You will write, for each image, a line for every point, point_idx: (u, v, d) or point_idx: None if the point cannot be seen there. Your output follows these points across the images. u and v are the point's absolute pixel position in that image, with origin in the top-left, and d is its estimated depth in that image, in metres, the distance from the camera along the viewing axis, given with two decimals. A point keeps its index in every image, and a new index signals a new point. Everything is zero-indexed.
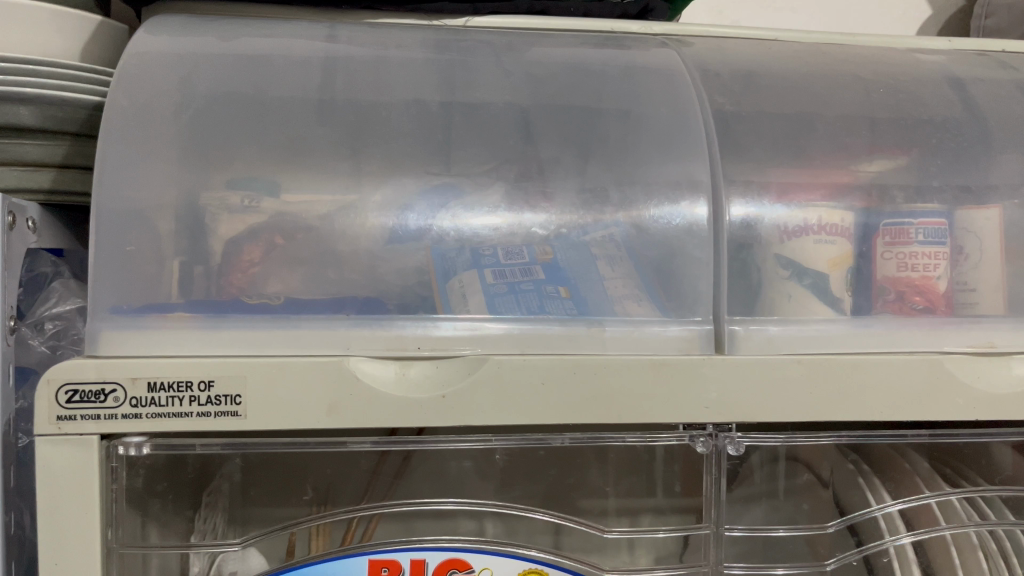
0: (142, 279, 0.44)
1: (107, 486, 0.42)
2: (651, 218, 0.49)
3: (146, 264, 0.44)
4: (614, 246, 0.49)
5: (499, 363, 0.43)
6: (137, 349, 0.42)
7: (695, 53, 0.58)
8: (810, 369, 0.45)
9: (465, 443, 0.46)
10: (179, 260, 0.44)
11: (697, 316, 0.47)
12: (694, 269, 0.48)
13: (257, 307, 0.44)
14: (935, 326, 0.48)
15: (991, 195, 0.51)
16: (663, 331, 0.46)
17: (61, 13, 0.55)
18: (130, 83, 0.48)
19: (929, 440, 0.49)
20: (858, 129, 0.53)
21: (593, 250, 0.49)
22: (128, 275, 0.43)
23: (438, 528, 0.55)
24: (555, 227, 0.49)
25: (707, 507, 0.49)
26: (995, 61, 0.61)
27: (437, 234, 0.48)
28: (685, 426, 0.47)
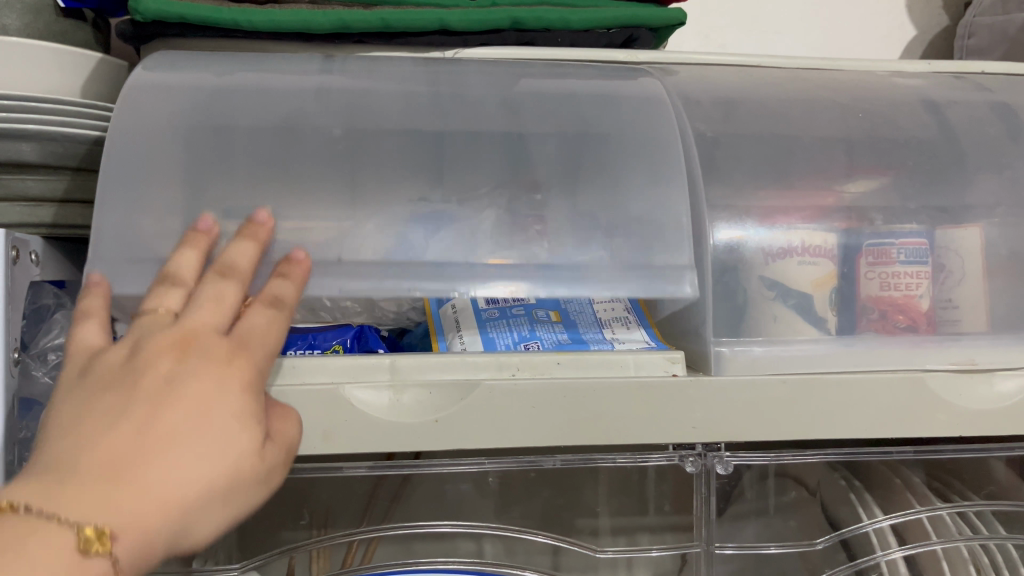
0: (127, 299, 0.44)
1: None
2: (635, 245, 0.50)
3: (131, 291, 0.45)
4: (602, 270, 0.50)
5: (490, 389, 0.44)
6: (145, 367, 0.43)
7: (678, 81, 0.60)
8: (794, 389, 0.46)
9: (459, 467, 0.47)
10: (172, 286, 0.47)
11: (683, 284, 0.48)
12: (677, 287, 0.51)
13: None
14: (919, 343, 0.49)
15: (968, 214, 0.53)
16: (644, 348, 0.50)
17: (60, 52, 0.56)
18: (131, 106, 0.50)
19: (913, 456, 0.50)
20: (837, 152, 0.54)
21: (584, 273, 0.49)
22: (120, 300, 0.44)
23: (436, 550, 0.56)
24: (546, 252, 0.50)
25: (697, 526, 0.50)
26: (972, 83, 0.62)
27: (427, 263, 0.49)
28: (674, 446, 0.49)
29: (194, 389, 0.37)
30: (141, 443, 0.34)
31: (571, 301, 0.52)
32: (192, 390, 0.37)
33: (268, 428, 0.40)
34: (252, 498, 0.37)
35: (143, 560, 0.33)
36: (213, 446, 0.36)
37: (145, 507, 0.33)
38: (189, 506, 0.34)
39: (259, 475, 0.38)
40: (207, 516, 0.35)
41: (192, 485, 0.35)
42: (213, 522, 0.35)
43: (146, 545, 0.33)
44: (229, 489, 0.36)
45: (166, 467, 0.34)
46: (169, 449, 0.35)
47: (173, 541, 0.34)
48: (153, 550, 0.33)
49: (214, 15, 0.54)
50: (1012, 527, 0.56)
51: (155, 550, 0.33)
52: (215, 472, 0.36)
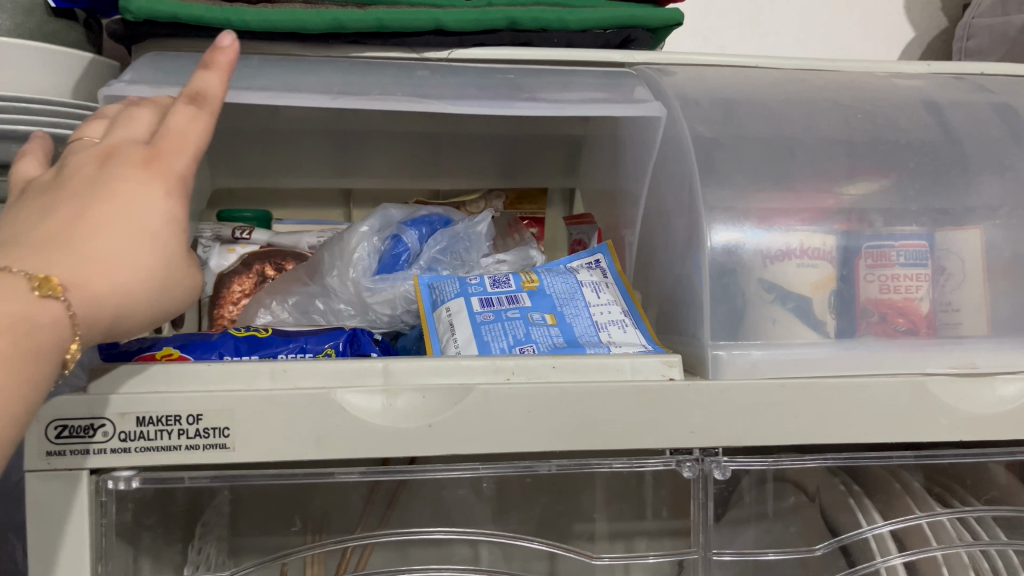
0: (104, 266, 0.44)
1: (96, 521, 0.42)
2: None
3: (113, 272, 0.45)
4: None
5: (485, 393, 0.44)
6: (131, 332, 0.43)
7: (675, 83, 0.58)
8: (793, 393, 0.46)
9: (453, 473, 0.46)
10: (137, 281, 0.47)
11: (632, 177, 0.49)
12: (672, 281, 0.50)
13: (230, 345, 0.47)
14: (918, 347, 0.49)
15: (969, 216, 0.52)
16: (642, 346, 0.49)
17: (51, 53, 0.56)
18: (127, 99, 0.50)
19: (914, 461, 0.50)
20: (837, 153, 0.53)
21: None
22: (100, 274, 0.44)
23: (431, 556, 0.55)
24: None
25: (694, 532, 0.50)
26: (972, 84, 0.61)
27: None
28: (671, 452, 0.48)
29: (115, 185, 0.36)
30: (70, 224, 0.35)
31: (567, 303, 0.52)
32: (112, 180, 0.37)
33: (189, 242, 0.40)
34: (184, 292, 0.38)
35: (89, 332, 0.34)
36: (134, 214, 0.36)
37: (89, 277, 0.34)
38: (128, 266, 0.35)
39: (185, 289, 0.38)
40: (144, 267, 0.36)
41: (127, 241, 0.35)
42: (148, 280, 0.36)
43: (89, 323, 0.34)
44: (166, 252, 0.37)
45: (98, 245, 0.35)
46: (98, 221, 0.35)
47: (115, 318, 0.35)
48: (95, 324, 0.34)
49: (206, 14, 0.54)
50: (1014, 532, 0.55)
51: (98, 329, 0.34)
52: (150, 251, 0.36)
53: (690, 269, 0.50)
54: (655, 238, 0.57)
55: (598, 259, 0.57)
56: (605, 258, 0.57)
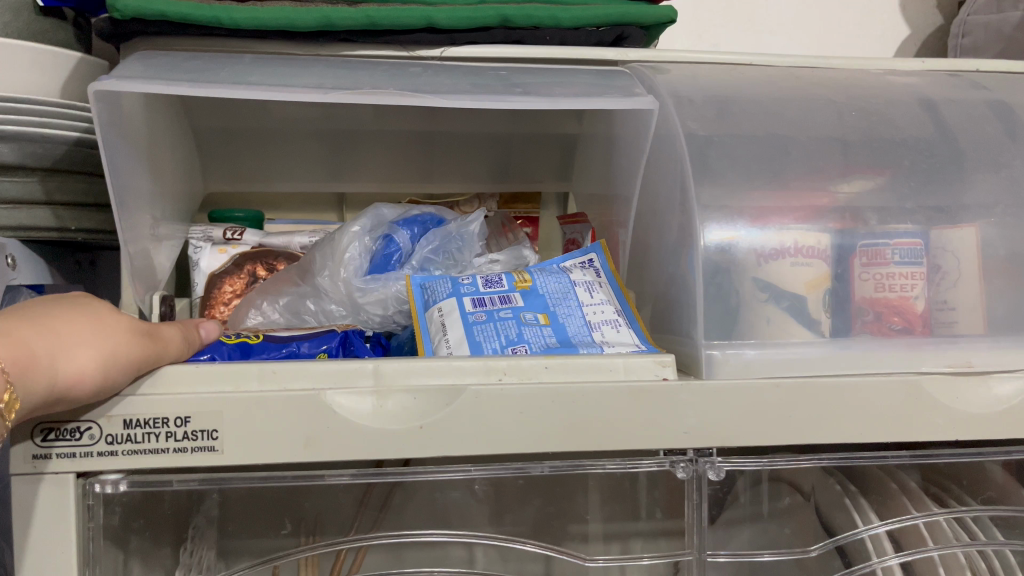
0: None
1: (83, 524, 0.42)
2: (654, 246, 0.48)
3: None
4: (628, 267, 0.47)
5: (476, 394, 0.43)
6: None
7: (669, 79, 0.58)
8: (788, 393, 0.45)
9: (445, 474, 0.46)
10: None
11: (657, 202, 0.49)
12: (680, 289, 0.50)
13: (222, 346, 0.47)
14: (914, 346, 0.48)
15: (964, 214, 0.52)
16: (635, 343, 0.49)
17: (39, 52, 0.55)
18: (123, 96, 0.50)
19: (910, 461, 0.49)
20: (831, 151, 0.53)
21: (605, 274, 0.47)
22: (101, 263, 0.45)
23: (426, 557, 0.55)
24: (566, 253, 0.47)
25: (689, 532, 0.50)
26: (968, 81, 0.61)
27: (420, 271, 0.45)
28: (665, 452, 0.47)
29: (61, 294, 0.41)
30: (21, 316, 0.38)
31: (560, 303, 0.51)
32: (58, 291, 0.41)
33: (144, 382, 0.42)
34: (123, 339, 0.40)
35: (26, 380, 0.36)
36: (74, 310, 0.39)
37: (10, 333, 0.36)
38: (47, 327, 0.38)
39: (133, 342, 0.40)
40: (69, 333, 0.38)
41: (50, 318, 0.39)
42: (72, 336, 0.38)
43: (23, 367, 0.36)
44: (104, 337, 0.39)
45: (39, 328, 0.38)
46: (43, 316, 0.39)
47: (51, 366, 0.37)
48: (32, 371, 0.36)
49: (194, 12, 0.53)
50: (1012, 532, 0.55)
51: (37, 374, 0.36)
52: (72, 321, 0.39)
53: (684, 269, 0.50)
54: (650, 237, 0.57)
55: (592, 259, 0.57)
56: (598, 258, 0.57)
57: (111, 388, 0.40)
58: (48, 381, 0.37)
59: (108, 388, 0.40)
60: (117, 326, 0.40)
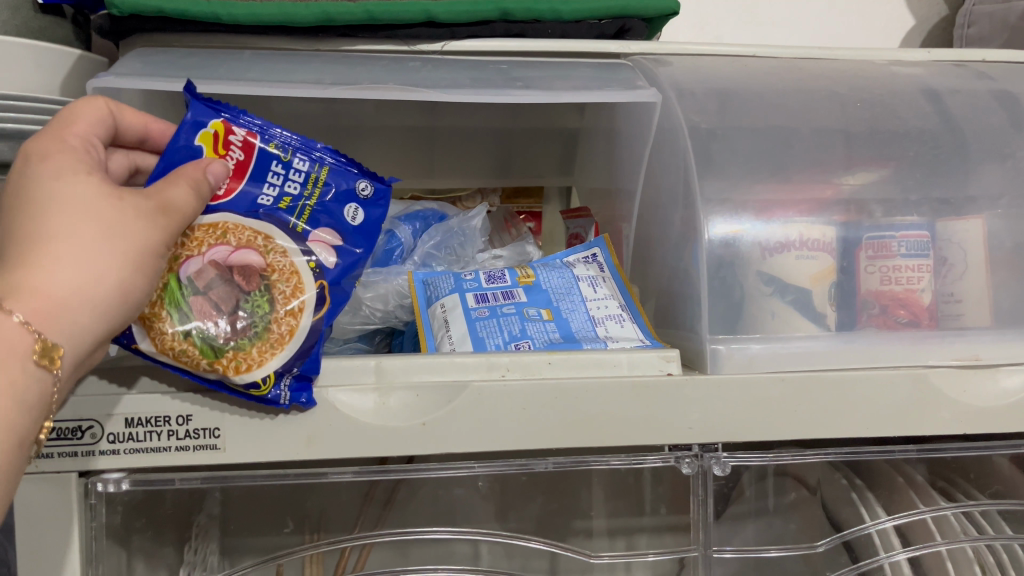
0: (258, 203, 0.44)
1: (86, 524, 0.42)
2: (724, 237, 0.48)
3: (266, 203, 0.44)
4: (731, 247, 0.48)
5: (478, 390, 0.43)
6: (185, 304, 0.40)
7: (671, 72, 0.57)
8: (792, 388, 0.45)
9: (448, 472, 0.46)
10: (365, 179, 0.47)
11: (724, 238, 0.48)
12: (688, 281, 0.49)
13: (310, 336, 0.42)
14: (920, 341, 0.48)
15: (971, 206, 0.51)
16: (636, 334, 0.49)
17: (39, 49, 0.55)
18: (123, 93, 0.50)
19: (917, 455, 0.49)
20: (836, 143, 0.52)
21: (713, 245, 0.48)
22: (249, 211, 0.43)
23: (431, 554, 0.54)
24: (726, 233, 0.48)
25: (695, 529, 0.49)
26: (973, 72, 0.60)
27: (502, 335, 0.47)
28: (670, 448, 0.47)
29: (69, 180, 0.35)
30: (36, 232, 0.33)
31: (563, 298, 0.51)
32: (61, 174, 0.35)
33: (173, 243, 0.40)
34: (148, 230, 0.36)
35: (66, 325, 0.33)
36: (89, 218, 0.34)
37: (32, 269, 0.33)
38: (84, 251, 0.34)
39: (155, 222, 0.37)
40: (94, 248, 0.34)
41: (66, 233, 0.34)
42: (109, 257, 0.34)
43: (50, 318, 0.33)
44: (129, 254, 0.35)
45: (61, 255, 0.33)
46: (61, 232, 0.34)
47: (83, 300, 0.34)
48: (60, 314, 0.33)
49: (191, 8, 0.53)
50: (1019, 526, 0.54)
51: (76, 315, 0.34)
52: (92, 228, 0.34)
53: (688, 262, 0.50)
54: (653, 231, 0.56)
55: (595, 254, 0.57)
56: (601, 252, 0.57)
57: (142, 294, 0.37)
58: (88, 318, 0.34)
59: (141, 293, 0.37)
60: (140, 223, 0.36)
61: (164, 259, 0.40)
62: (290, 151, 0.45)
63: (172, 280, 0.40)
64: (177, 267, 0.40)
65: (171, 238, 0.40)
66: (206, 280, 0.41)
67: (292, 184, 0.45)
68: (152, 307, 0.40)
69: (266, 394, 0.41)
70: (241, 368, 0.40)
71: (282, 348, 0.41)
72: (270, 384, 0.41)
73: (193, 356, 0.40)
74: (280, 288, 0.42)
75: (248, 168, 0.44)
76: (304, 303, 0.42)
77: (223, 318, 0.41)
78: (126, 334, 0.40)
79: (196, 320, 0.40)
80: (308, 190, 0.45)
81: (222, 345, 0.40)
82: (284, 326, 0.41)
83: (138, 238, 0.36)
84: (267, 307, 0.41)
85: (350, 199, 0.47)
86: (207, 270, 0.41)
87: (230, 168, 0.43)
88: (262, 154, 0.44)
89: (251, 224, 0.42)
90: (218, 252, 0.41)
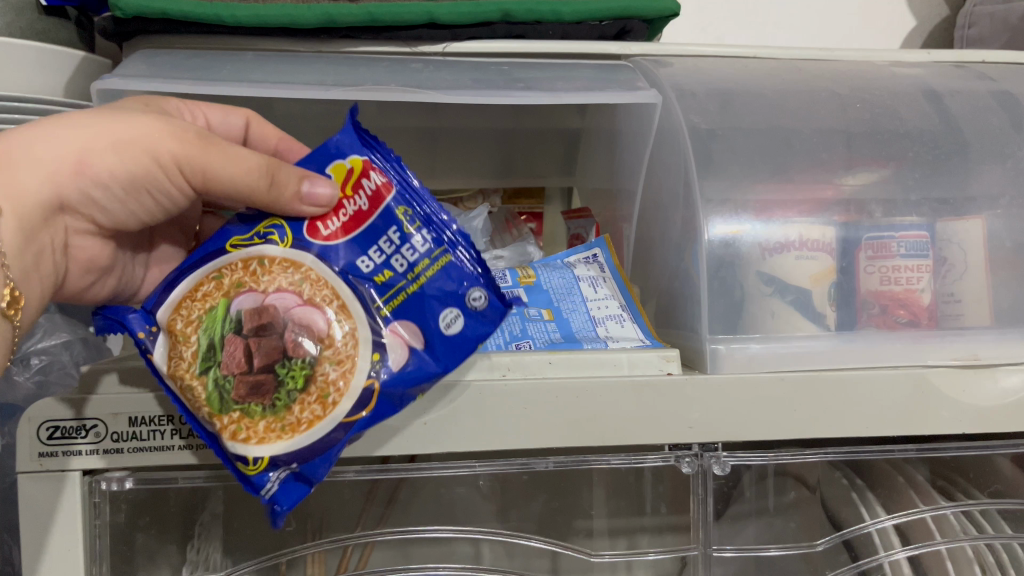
0: (354, 265, 0.42)
1: (90, 522, 0.43)
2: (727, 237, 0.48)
3: (362, 269, 0.42)
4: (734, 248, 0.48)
5: (479, 389, 0.43)
6: (222, 339, 0.41)
7: (672, 73, 0.57)
8: (791, 387, 0.45)
9: (449, 470, 0.46)
10: (482, 288, 0.43)
11: (723, 238, 0.48)
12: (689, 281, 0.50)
13: (324, 442, 0.40)
14: (919, 341, 0.48)
15: (970, 206, 0.51)
16: (635, 332, 0.49)
17: (43, 51, 0.56)
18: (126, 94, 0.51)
19: (916, 455, 0.49)
20: (835, 144, 0.53)
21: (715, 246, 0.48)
22: (341, 270, 0.42)
23: (433, 554, 0.54)
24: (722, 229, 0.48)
25: (695, 529, 0.50)
26: (974, 73, 0.61)
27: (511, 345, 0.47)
28: (671, 446, 0.48)
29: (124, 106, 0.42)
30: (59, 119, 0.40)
31: (564, 298, 0.52)
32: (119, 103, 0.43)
33: (206, 190, 0.42)
34: (139, 131, 0.40)
35: (8, 176, 0.38)
36: (101, 120, 0.40)
37: (21, 130, 0.39)
38: (57, 123, 0.39)
39: (175, 143, 0.40)
40: (82, 137, 0.39)
41: (67, 114, 0.40)
42: (75, 133, 0.39)
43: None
44: (117, 154, 0.40)
45: (51, 135, 0.39)
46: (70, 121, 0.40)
47: (43, 164, 0.39)
48: (10, 168, 0.38)
49: (195, 10, 0.53)
50: (1020, 525, 0.54)
51: (23, 170, 0.38)
52: (91, 123, 0.40)
53: (688, 262, 0.50)
54: (654, 232, 0.57)
55: (596, 254, 0.57)
56: (602, 253, 0.57)
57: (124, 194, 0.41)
58: (34, 177, 0.39)
59: (118, 189, 0.41)
60: (153, 137, 0.40)
61: (227, 284, 0.42)
62: (415, 224, 0.43)
63: (222, 305, 0.41)
64: (232, 296, 0.41)
65: (244, 263, 0.42)
66: (255, 325, 0.41)
67: (399, 259, 0.43)
68: (189, 327, 0.41)
69: (253, 476, 0.40)
70: (237, 436, 0.40)
71: (289, 435, 0.40)
72: (258, 469, 0.40)
73: (198, 396, 0.40)
74: (324, 369, 0.41)
75: (366, 218, 0.43)
76: (339, 400, 0.40)
77: (248, 374, 0.40)
78: (147, 340, 0.41)
79: (223, 362, 0.40)
80: (411, 274, 0.43)
81: (233, 402, 0.40)
82: (305, 414, 0.40)
83: (140, 146, 0.40)
84: (299, 386, 0.40)
85: (454, 302, 0.42)
86: (260, 313, 0.41)
87: (348, 216, 0.43)
88: (388, 214, 0.43)
89: (334, 285, 0.42)
90: (281, 300, 0.41)
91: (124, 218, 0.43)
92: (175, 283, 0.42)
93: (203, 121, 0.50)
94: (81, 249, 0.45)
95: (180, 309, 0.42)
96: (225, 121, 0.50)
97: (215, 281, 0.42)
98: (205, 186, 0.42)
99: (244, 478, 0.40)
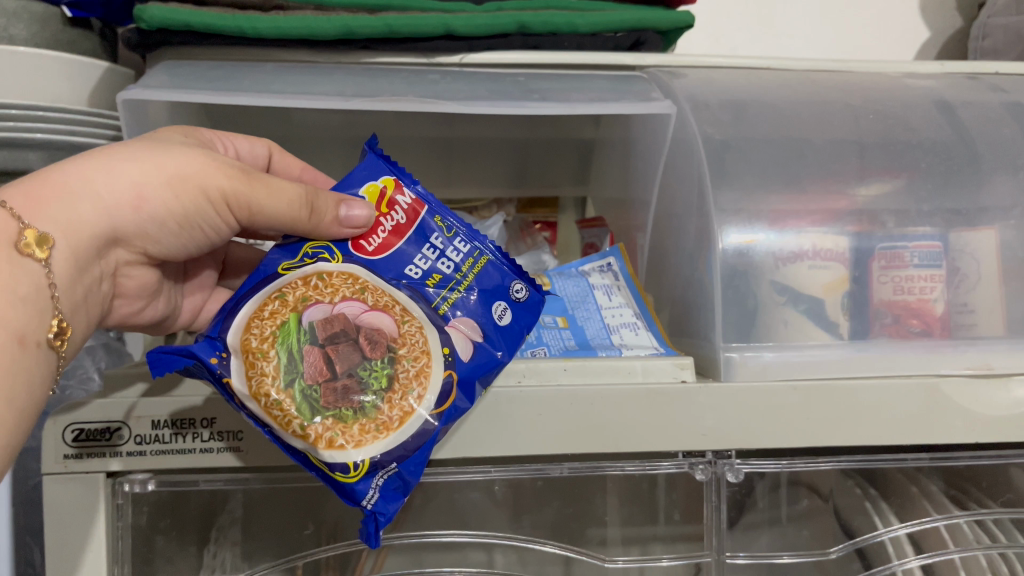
0: (405, 272, 0.46)
1: (112, 523, 0.44)
2: (739, 247, 0.49)
3: (413, 274, 0.46)
4: (749, 258, 0.49)
5: (497, 396, 0.44)
6: (300, 352, 0.42)
7: (686, 84, 0.58)
8: (806, 395, 0.46)
9: (465, 475, 0.48)
10: (522, 280, 0.47)
11: (733, 248, 0.49)
12: (704, 290, 0.50)
13: (420, 435, 0.42)
14: (933, 350, 0.48)
15: (983, 217, 0.52)
16: (638, 337, 0.50)
17: (70, 61, 0.57)
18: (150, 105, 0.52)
19: (929, 463, 0.50)
20: (848, 155, 0.53)
21: (729, 257, 0.49)
22: (394, 278, 0.45)
23: (445, 560, 0.54)
24: (735, 240, 0.49)
25: (709, 535, 0.51)
26: (986, 84, 0.61)
27: (530, 351, 0.48)
28: (684, 454, 0.48)
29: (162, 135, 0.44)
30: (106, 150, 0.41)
31: (578, 306, 0.53)
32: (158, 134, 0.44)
33: (251, 222, 0.44)
34: (191, 164, 0.42)
35: (65, 207, 0.39)
36: (149, 151, 0.41)
37: (71, 163, 0.40)
38: (113, 157, 0.40)
39: (221, 176, 0.42)
40: (131, 168, 0.40)
41: (118, 146, 0.41)
42: (131, 166, 0.40)
43: (50, 195, 0.39)
44: (166, 184, 0.41)
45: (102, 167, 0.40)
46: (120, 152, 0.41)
47: (95, 196, 0.40)
48: (62, 202, 0.39)
49: (218, 22, 0.54)
50: None
51: (79, 201, 0.39)
52: (142, 155, 0.41)
53: (702, 272, 0.50)
54: (668, 240, 0.57)
55: (610, 263, 0.57)
56: (616, 261, 0.57)
57: (169, 221, 0.42)
58: (90, 208, 0.40)
59: (165, 218, 0.42)
60: (199, 170, 0.42)
61: (293, 300, 0.43)
62: (455, 229, 0.47)
63: (294, 320, 0.42)
64: (301, 310, 0.43)
65: (304, 280, 0.43)
66: (329, 333, 0.42)
67: (446, 261, 0.46)
68: (264, 343, 0.41)
69: (352, 484, 0.41)
70: (336, 441, 0.41)
71: (386, 433, 0.41)
72: (359, 475, 0.41)
73: (290, 410, 0.40)
74: (403, 366, 0.43)
75: (406, 232, 0.46)
76: (425, 392, 0.43)
77: (332, 380, 0.41)
78: (221, 366, 0.40)
79: (305, 374, 0.41)
80: (459, 274, 0.46)
81: (324, 409, 0.41)
82: (395, 411, 0.42)
83: (188, 178, 0.41)
84: (385, 383, 0.42)
85: (499, 296, 0.46)
86: (332, 322, 0.43)
87: (389, 229, 0.46)
88: (424, 224, 0.47)
89: (391, 291, 0.44)
90: (350, 307, 0.43)
91: (167, 245, 0.44)
92: (236, 309, 0.42)
93: (233, 151, 0.50)
94: (126, 279, 0.46)
95: (250, 329, 0.42)
96: (253, 150, 0.52)
97: (278, 300, 0.43)
98: (250, 218, 0.43)
99: (341, 490, 0.41)
